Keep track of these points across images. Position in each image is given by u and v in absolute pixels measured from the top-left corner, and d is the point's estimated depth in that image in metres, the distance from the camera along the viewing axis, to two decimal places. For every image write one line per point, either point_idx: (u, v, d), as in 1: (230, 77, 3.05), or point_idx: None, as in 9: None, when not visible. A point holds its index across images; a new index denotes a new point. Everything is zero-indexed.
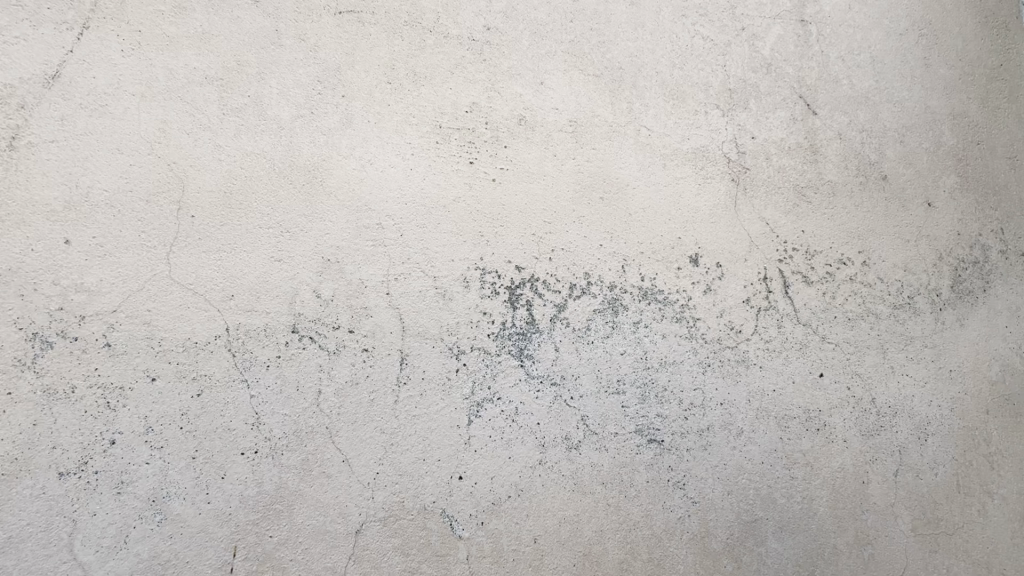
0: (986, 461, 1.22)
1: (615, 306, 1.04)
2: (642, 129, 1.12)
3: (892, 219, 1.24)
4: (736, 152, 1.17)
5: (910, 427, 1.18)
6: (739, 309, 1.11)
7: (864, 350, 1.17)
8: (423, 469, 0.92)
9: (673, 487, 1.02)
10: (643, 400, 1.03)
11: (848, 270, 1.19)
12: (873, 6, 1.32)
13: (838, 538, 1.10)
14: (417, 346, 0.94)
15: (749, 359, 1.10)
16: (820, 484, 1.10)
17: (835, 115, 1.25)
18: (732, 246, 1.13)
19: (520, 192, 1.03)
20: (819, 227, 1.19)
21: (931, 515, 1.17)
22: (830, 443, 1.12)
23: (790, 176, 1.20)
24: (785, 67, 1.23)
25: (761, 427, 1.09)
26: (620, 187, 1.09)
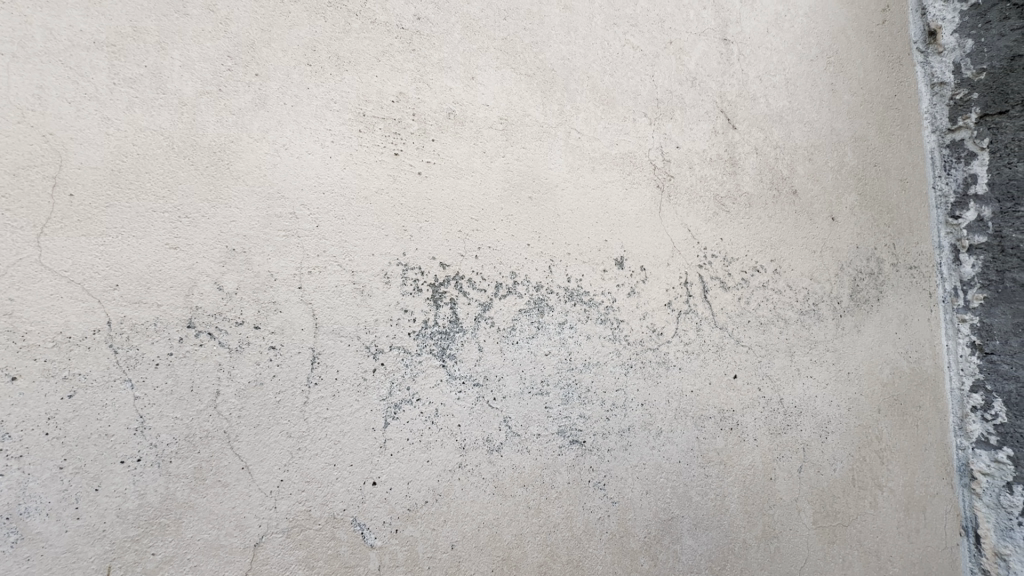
0: (877, 456, 1.33)
1: (541, 306, 1.04)
2: (572, 132, 1.13)
3: (800, 231, 1.33)
4: (662, 160, 1.20)
5: (813, 426, 1.26)
6: (661, 311, 1.14)
7: (773, 353, 1.24)
8: (333, 475, 0.86)
9: (594, 487, 1.03)
10: (566, 400, 1.03)
11: (761, 277, 1.26)
12: (788, 33, 1.41)
13: (748, 533, 1.15)
14: (332, 343, 0.89)
15: (669, 361, 1.13)
16: (731, 481, 1.15)
17: (752, 130, 1.32)
18: (656, 250, 1.16)
19: (447, 187, 1.01)
20: (736, 236, 1.25)
21: (830, 508, 1.25)
22: (742, 441, 1.17)
23: (711, 185, 1.25)
24: (709, 82, 1.29)
25: (679, 426, 1.12)
26: (550, 188, 1.09)
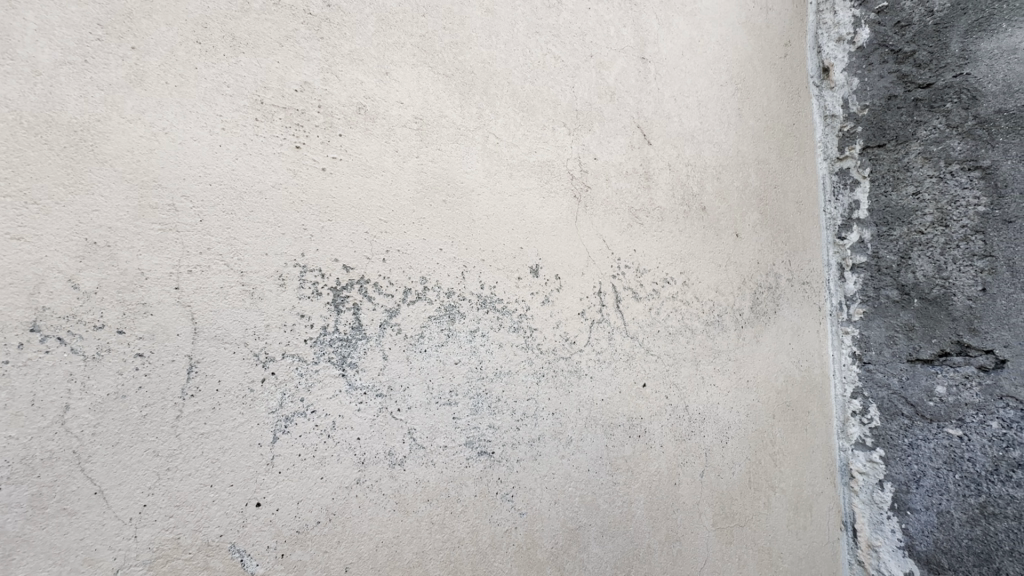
0: (771, 459, 1.41)
1: (451, 313, 1.00)
2: (491, 137, 1.11)
3: (708, 246, 1.40)
4: (579, 170, 1.22)
5: (715, 431, 1.32)
6: (575, 320, 1.15)
7: (680, 362, 1.29)
8: (209, 497, 0.77)
9: (502, 499, 1.01)
10: (476, 410, 1.00)
11: (670, 288, 1.31)
12: (701, 57, 1.48)
13: (652, 537, 1.18)
14: (213, 351, 0.80)
15: (581, 369, 1.14)
16: (638, 487, 1.18)
17: (666, 147, 1.38)
18: (571, 260, 1.17)
19: (355, 186, 0.95)
20: (649, 248, 1.29)
21: (728, 510, 1.31)
22: (650, 448, 1.21)
23: (626, 198, 1.28)
24: (627, 98, 1.32)
25: (589, 435, 1.13)
26: (465, 192, 1.06)
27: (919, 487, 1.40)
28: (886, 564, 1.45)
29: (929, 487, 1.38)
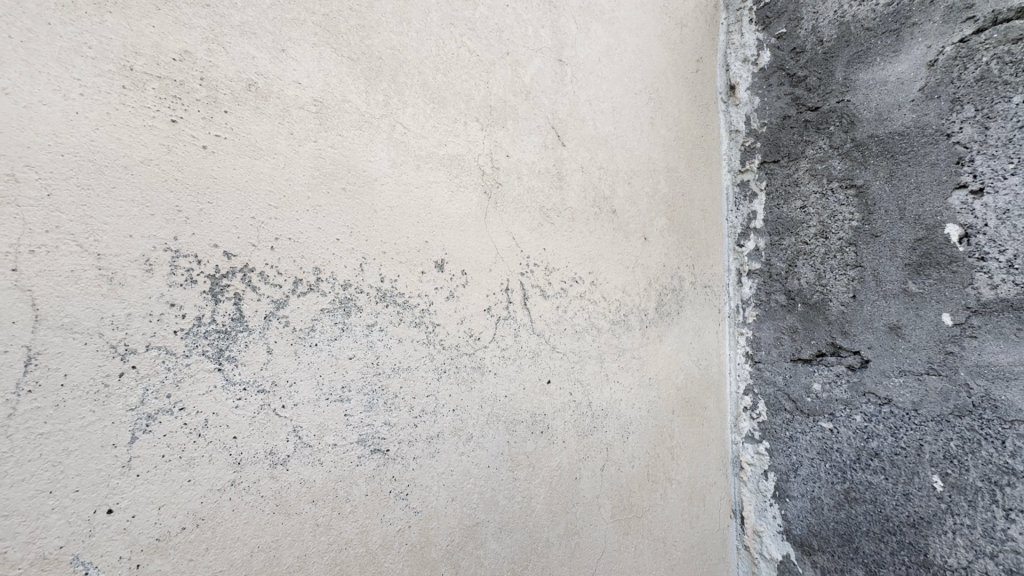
0: (669, 452, 1.49)
1: (347, 306, 0.96)
2: (398, 126, 1.08)
3: (617, 247, 1.45)
4: (490, 166, 1.21)
5: (617, 427, 1.37)
6: (480, 317, 1.14)
7: (585, 359, 1.32)
8: (48, 505, 0.68)
9: (395, 498, 0.98)
10: (370, 407, 0.97)
11: (578, 287, 1.34)
12: (617, 65, 1.53)
13: (551, 531, 1.20)
14: (57, 341, 0.70)
15: (484, 366, 1.14)
16: (538, 482, 1.19)
17: (580, 149, 1.41)
18: (479, 256, 1.16)
19: (240, 167, 0.88)
20: (559, 247, 1.31)
21: (626, 502, 1.36)
22: (552, 444, 1.23)
23: (538, 197, 1.29)
24: (542, 98, 1.34)
25: (490, 431, 1.13)
26: (367, 182, 1.02)
27: (797, 476, 1.52)
28: (768, 547, 1.58)
29: (805, 476, 1.50)
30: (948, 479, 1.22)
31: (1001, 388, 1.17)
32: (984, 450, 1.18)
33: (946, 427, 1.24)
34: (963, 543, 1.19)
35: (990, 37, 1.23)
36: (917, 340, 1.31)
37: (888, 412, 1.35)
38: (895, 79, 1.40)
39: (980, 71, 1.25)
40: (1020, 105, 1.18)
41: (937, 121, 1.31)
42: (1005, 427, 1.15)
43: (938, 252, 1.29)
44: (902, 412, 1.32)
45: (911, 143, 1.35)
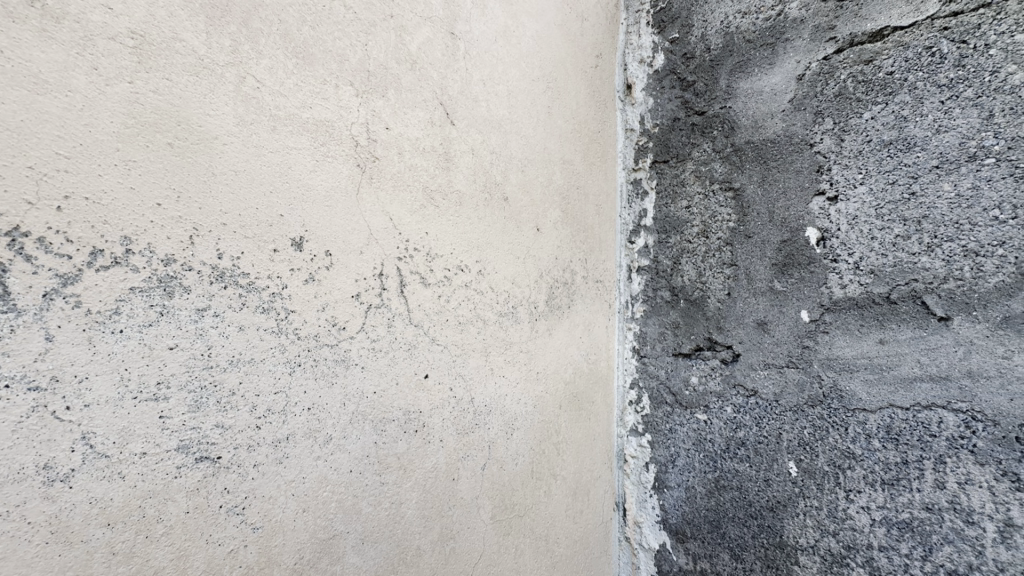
0: (554, 448, 1.46)
1: (168, 286, 0.79)
2: (249, 79, 0.91)
3: (507, 237, 1.39)
4: (366, 138, 1.09)
5: (500, 423, 1.31)
6: (346, 304, 1.02)
7: (469, 352, 1.25)
8: None
9: (227, 513, 0.83)
10: (196, 407, 0.81)
11: (464, 276, 1.26)
12: (515, 48, 1.47)
13: (423, 538, 1.11)
14: None
15: (350, 359, 1.01)
16: (410, 487, 1.09)
17: (470, 131, 1.32)
18: (347, 236, 1.03)
19: (11, 102, 0.66)
20: (443, 233, 1.22)
21: (508, 502, 1.31)
22: (427, 443, 1.14)
23: (420, 175, 1.19)
24: (430, 71, 1.23)
25: (354, 432, 1.01)
26: (204, 139, 0.85)
27: (674, 466, 1.57)
28: (646, 537, 1.62)
29: (681, 466, 1.55)
30: (801, 465, 1.31)
31: (846, 379, 1.27)
32: (831, 436, 1.27)
33: (801, 416, 1.33)
34: (811, 524, 1.28)
35: (847, 57, 1.34)
36: (780, 335, 1.39)
37: (753, 403, 1.42)
38: (771, 90, 1.48)
39: (838, 88, 1.35)
40: (870, 121, 1.28)
41: (803, 131, 1.40)
42: (848, 415, 1.25)
43: (799, 253, 1.38)
44: (765, 403, 1.40)
45: (781, 150, 1.44)
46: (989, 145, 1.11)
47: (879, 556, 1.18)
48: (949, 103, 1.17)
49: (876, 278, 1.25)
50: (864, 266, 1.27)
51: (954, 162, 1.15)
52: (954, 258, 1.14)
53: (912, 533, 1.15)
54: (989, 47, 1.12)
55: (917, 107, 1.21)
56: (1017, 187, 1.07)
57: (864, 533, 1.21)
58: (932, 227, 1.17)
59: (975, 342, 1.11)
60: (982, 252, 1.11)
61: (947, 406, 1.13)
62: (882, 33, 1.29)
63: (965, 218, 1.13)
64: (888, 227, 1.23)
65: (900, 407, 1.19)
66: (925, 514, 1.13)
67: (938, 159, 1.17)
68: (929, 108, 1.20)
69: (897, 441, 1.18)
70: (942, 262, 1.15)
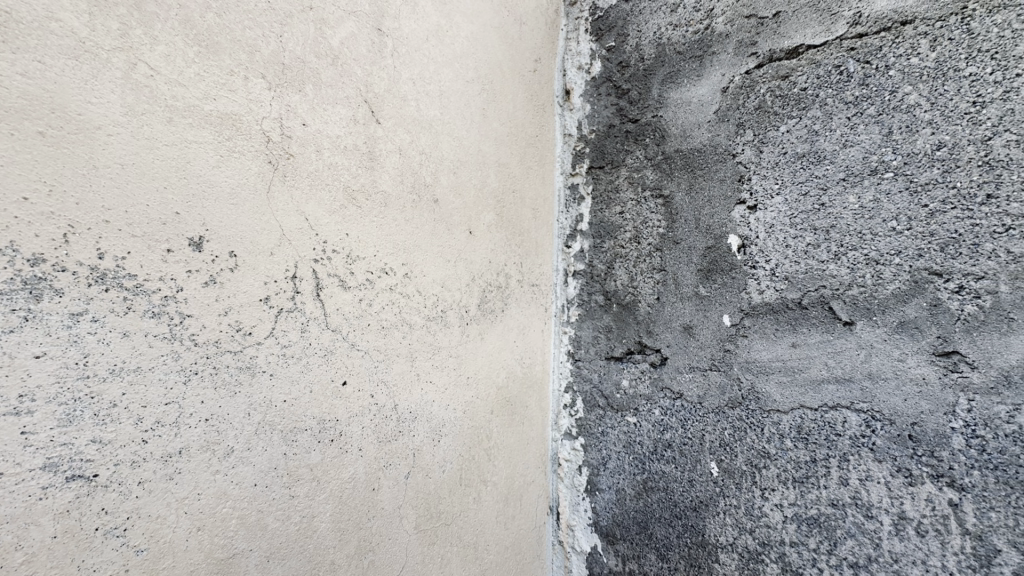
0: (485, 453, 1.45)
1: (36, 289, 0.70)
2: (141, 65, 0.83)
3: (437, 240, 1.37)
4: (279, 133, 1.03)
5: (427, 430, 1.28)
6: (253, 308, 0.96)
7: (393, 358, 1.22)
8: None
9: (104, 536, 0.75)
10: (68, 421, 0.73)
11: (388, 279, 1.23)
12: (448, 48, 1.45)
13: (338, 552, 1.07)
14: None
15: (256, 367, 0.96)
16: (324, 499, 1.05)
17: (398, 130, 1.29)
18: (256, 236, 0.98)
19: None
20: (365, 234, 1.18)
21: (434, 510, 1.28)
22: (344, 453, 1.09)
23: (341, 174, 1.15)
24: (354, 67, 1.19)
25: (260, 443, 0.95)
26: (85, 129, 0.76)
27: (605, 469, 1.59)
28: (578, 540, 1.63)
29: (612, 468, 1.57)
30: (722, 465, 1.35)
31: (762, 381, 1.32)
32: (749, 437, 1.32)
33: (722, 417, 1.37)
34: (730, 522, 1.32)
35: (767, 72, 1.40)
36: (704, 339, 1.43)
37: (679, 406, 1.46)
38: (698, 100, 1.53)
39: (758, 101, 1.40)
40: (786, 133, 1.34)
41: (726, 141, 1.45)
42: (764, 416, 1.30)
43: (722, 260, 1.42)
44: (690, 405, 1.44)
45: (706, 159, 1.48)
46: (889, 160, 1.18)
47: (790, 551, 1.23)
48: (855, 120, 1.24)
49: (790, 284, 1.30)
50: (780, 272, 1.32)
51: (858, 175, 1.22)
52: (858, 266, 1.21)
53: (820, 529, 1.20)
54: (889, 69, 1.20)
55: (826, 122, 1.28)
56: (911, 200, 1.14)
57: (778, 530, 1.25)
58: (838, 236, 1.23)
59: (875, 346, 1.17)
60: (881, 261, 1.17)
61: (851, 406, 1.19)
62: (797, 51, 1.35)
63: (868, 228, 1.20)
64: (801, 235, 1.29)
65: (810, 408, 1.24)
66: (831, 509, 1.19)
67: (845, 172, 1.24)
68: (838, 123, 1.26)
69: (807, 440, 1.23)
70: (848, 269, 1.22)
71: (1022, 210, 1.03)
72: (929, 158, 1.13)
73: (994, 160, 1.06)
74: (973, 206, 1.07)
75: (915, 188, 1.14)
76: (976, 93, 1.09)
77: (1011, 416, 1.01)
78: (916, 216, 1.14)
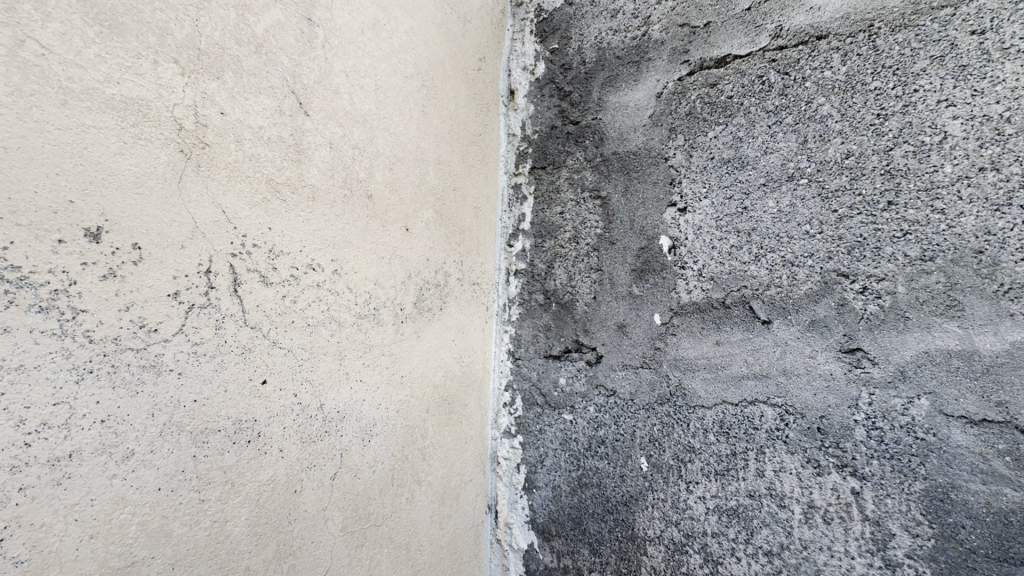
0: (420, 453, 1.43)
1: None
2: (29, 43, 0.76)
3: (370, 236, 1.34)
4: (192, 121, 0.97)
5: (356, 429, 1.25)
6: (160, 304, 0.91)
7: (319, 356, 1.19)
8: None
9: None
10: None
11: (315, 276, 1.19)
12: (385, 42, 1.42)
13: (254, 557, 1.03)
14: None
15: (163, 366, 0.91)
16: (239, 502, 1.01)
17: (328, 123, 1.26)
18: (164, 228, 0.92)
19: None
20: (290, 229, 1.15)
21: (362, 512, 1.25)
22: (263, 454, 1.05)
23: (263, 166, 1.10)
24: (280, 56, 1.15)
25: (165, 445, 0.90)
26: None
27: (543, 466, 1.61)
28: (516, 538, 1.65)
29: (549, 465, 1.59)
30: (651, 460, 1.38)
31: (689, 378, 1.36)
32: (676, 432, 1.36)
33: (651, 413, 1.41)
34: (658, 516, 1.36)
35: (697, 80, 1.44)
36: (636, 337, 1.47)
37: (613, 403, 1.49)
38: (634, 105, 1.57)
39: (689, 107, 1.45)
40: (713, 139, 1.39)
41: (659, 145, 1.49)
42: (690, 412, 1.35)
43: (654, 260, 1.46)
44: (622, 402, 1.47)
45: (641, 162, 1.52)
46: (804, 167, 1.25)
47: (712, 542, 1.27)
48: (774, 128, 1.30)
49: (715, 284, 1.35)
50: (706, 273, 1.37)
51: (777, 181, 1.28)
52: (776, 267, 1.26)
53: (739, 519, 1.25)
54: (805, 80, 1.26)
55: (749, 129, 1.33)
56: (823, 206, 1.21)
57: (701, 522, 1.30)
58: (759, 239, 1.29)
59: (789, 344, 1.23)
60: (796, 263, 1.24)
61: (767, 401, 1.25)
62: (724, 60, 1.40)
63: (785, 232, 1.26)
64: (725, 237, 1.34)
65: (730, 403, 1.29)
66: (748, 500, 1.24)
67: (765, 177, 1.30)
68: (759, 130, 1.32)
69: (728, 435, 1.28)
70: (766, 270, 1.27)
71: (917, 216, 1.10)
72: (839, 166, 1.20)
73: (895, 170, 1.13)
74: (876, 212, 1.14)
75: (827, 194, 1.21)
76: (880, 106, 1.16)
77: (906, 408, 1.09)
78: (827, 221, 1.20)
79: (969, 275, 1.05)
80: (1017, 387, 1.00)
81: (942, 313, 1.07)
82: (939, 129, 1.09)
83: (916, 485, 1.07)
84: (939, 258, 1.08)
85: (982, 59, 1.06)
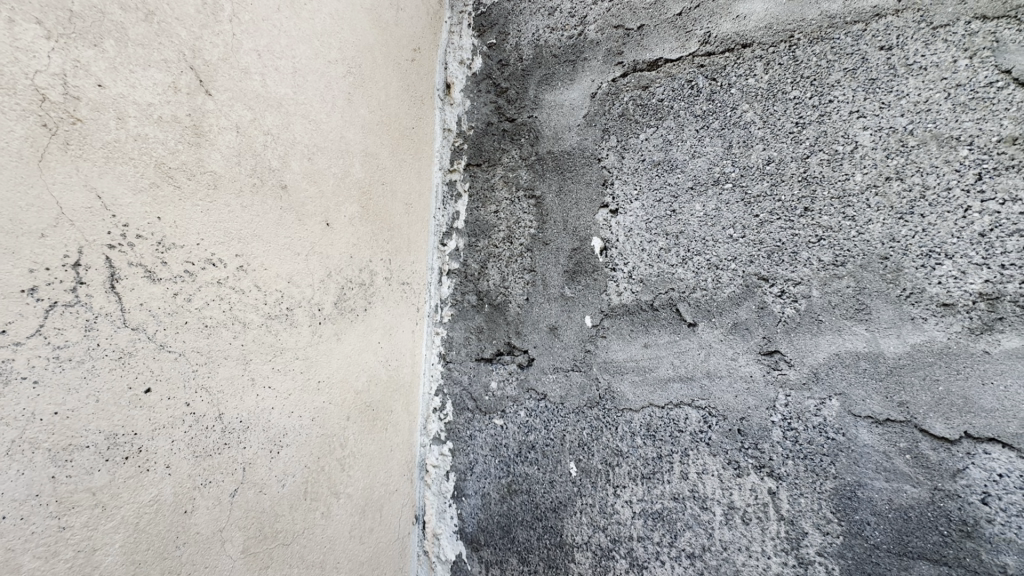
0: (338, 463, 1.34)
1: None
2: None
3: (284, 230, 1.24)
4: (60, 91, 0.84)
5: (261, 440, 1.15)
6: (9, 302, 0.77)
7: (218, 360, 1.07)
8: None
9: None
10: None
11: (215, 272, 1.08)
12: (306, 23, 1.32)
13: None
14: None
15: (11, 374, 0.77)
16: (112, 528, 0.88)
17: (236, 106, 1.15)
18: (16, 213, 0.78)
19: None
20: (187, 219, 1.03)
21: (268, 530, 1.15)
22: (145, 472, 0.93)
23: (152, 148, 0.98)
24: (177, 27, 1.03)
25: (14, 467, 0.76)
26: None
27: (473, 473, 1.55)
28: (443, 549, 1.58)
29: (479, 472, 1.54)
30: (580, 464, 1.36)
31: (618, 381, 1.35)
32: (605, 436, 1.34)
33: (581, 417, 1.39)
34: (586, 521, 1.34)
35: (630, 82, 1.44)
36: (567, 339, 1.45)
37: (543, 406, 1.46)
38: (570, 104, 1.54)
39: (622, 108, 1.44)
40: (644, 141, 1.39)
41: (593, 146, 1.48)
42: (618, 415, 1.33)
43: (586, 261, 1.44)
44: (553, 405, 1.44)
45: (575, 162, 1.50)
46: (728, 171, 1.26)
47: (637, 546, 1.27)
48: (702, 132, 1.31)
49: (644, 286, 1.35)
50: (635, 275, 1.36)
51: (703, 185, 1.29)
52: (701, 270, 1.27)
53: (663, 523, 1.24)
54: (730, 87, 1.28)
55: (679, 133, 1.34)
56: (745, 210, 1.23)
57: (627, 526, 1.28)
58: (686, 242, 1.30)
59: (713, 346, 1.24)
60: (720, 266, 1.25)
61: (691, 403, 1.25)
62: (656, 63, 1.41)
63: (710, 235, 1.27)
64: (655, 239, 1.34)
65: (657, 406, 1.29)
66: (672, 503, 1.24)
67: (693, 181, 1.31)
68: (688, 134, 1.33)
69: (655, 437, 1.28)
70: (693, 273, 1.28)
71: (830, 222, 1.14)
72: (761, 172, 1.22)
73: (811, 177, 1.16)
74: (793, 218, 1.17)
75: (749, 199, 1.23)
76: (798, 115, 1.19)
77: (818, 409, 1.12)
78: (749, 225, 1.22)
79: (876, 280, 1.09)
80: (916, 387, 1.05)
81: (851, 316, 1.11)
82: (851, 139, 1.13)
83: (827, 484, 1.10)
84: (849, 263, 1.12)
85: (889, 74, 1.11)
